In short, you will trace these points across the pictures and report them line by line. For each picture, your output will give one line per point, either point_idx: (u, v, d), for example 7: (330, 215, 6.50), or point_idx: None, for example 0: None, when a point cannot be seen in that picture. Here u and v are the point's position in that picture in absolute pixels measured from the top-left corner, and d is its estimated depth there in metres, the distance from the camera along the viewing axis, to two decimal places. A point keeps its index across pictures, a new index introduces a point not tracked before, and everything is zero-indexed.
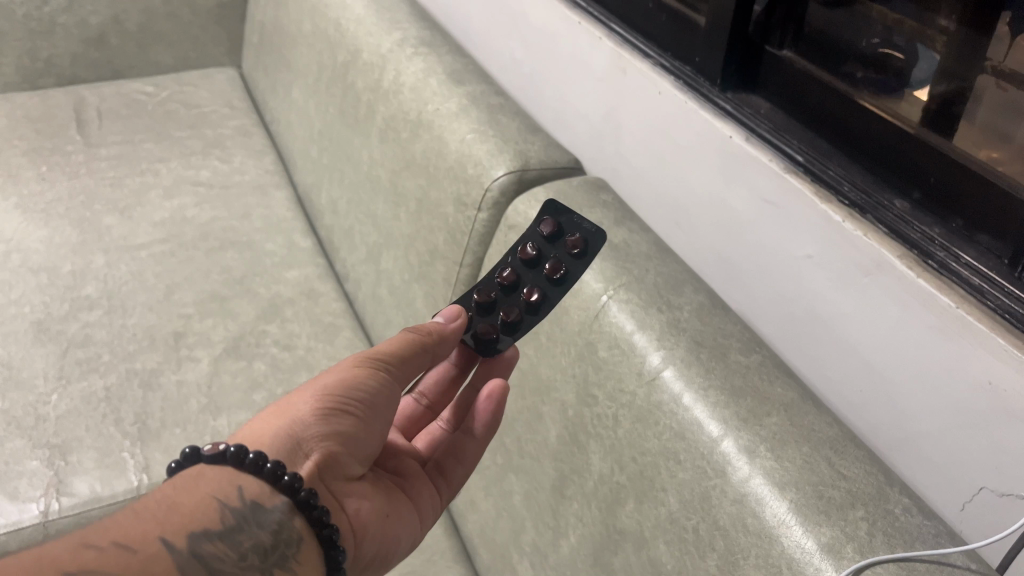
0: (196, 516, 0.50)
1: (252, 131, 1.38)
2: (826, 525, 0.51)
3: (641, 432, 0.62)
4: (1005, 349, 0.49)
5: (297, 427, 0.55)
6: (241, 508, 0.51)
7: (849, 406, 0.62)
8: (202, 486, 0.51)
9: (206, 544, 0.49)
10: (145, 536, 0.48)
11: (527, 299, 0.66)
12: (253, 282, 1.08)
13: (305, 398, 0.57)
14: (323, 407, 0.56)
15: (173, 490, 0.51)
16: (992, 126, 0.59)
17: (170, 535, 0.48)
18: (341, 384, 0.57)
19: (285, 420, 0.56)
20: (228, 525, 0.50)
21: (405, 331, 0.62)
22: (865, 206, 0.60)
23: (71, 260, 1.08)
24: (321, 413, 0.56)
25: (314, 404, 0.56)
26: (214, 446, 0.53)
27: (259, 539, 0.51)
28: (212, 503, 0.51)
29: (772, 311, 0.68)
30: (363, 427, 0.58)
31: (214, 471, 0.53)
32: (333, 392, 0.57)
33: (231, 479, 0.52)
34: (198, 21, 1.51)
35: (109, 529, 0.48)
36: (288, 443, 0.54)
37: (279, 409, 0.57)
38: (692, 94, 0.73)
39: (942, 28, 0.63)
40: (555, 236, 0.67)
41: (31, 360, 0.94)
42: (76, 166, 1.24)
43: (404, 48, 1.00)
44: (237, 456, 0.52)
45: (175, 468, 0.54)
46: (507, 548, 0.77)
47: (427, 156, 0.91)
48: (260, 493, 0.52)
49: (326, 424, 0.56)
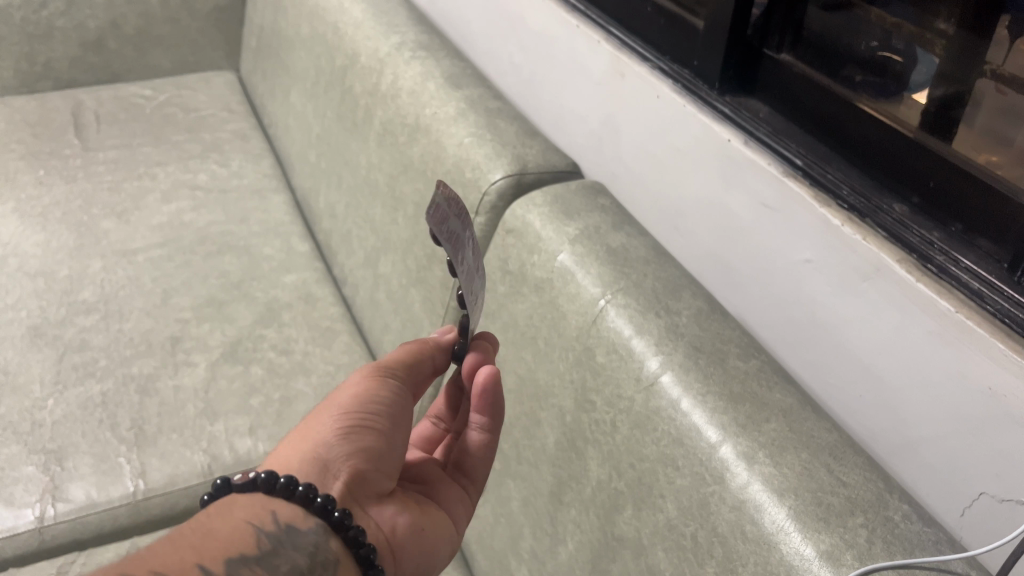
0: (232, 543, 0.49)
1: (250, 135, 1.38)
2: (825, 532, 0.51)
3: (639, 438, 0.62)
4: (1006, 354, 0.49)
5: (320, 448, 0.54)
6: (276, 531, 0.51)
7: (849, 412, 0.62)
8: (236, 512, 0.51)
9: (243, 569, 0.48)
10: (183, 562, 0.47)
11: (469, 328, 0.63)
12: (251, 286, 1.08)
13: (322, 421, 0.56)
14: (343, 425, 0.55)
15: (207, 518, 0.51)
16: (991, 129, 0.59)
17: (207, 563, 0.47)
18: (355, 399, 0.56)
19: (311, 445, 0.54)
20: (264, 550, 0.50)
21: (405, 344, 0.62)
22: (863, 210, 0.59)
23: (68, 264, 1.08)
24: (343, 432, 0.55)
25: (334, 425, 0.55)
26: (244, 474, 0.53)
27: (295, 562, 0.50)
28: (247, 529, 0.50)
29: (773, 317, 0.68)
30: (385, 440, 0.56)
31: (245, 498, 0.52)
32: (348, 409, 0.56)
33: (264, 504, 0.52)
34: (197, 25, 1.51)
35: (144, 560, 0.46)
36: (315, 465, 0.54)
37: (298, 436, 0.56)
38: (690, 98, 0.73)
39: (942, 32, 0.62)
40: None
41: (28, 365, 0.94)
42: (73, 170, 1.24)
43: (401, 52, 0.99)
44: (268, 481, 0.52)
45: (208, 499, 0.54)
46: (505, 554, 0.77)
47: (425, 160, 0.91)
48: (293, 516, 0.52)
49: (348, 441, 0.55)
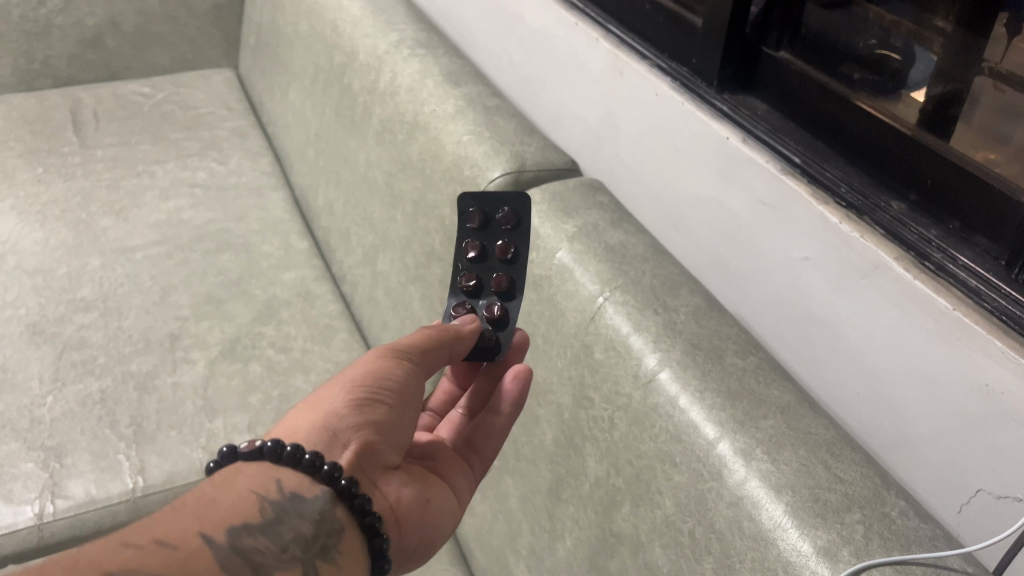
0: (235, 511, 0.48)
1: (249, 133, 1.38)
2: (822, 528, 0.51)
3: (637, 435, 0.62)
4: (1004, 351, 0.49)
5: (331, 417, 0.54)
6: (280, 500, 0.50)
7: (846, 408, 0.62)
8: (240, 482, 0.50)
9: (246, 538, 0.47)
10: (185, 532, 0.46)
11: (495, 287, 0.68)
12: (249, 284, 1.08)
13: (335, 393, 0.56)
14: (356, 397, 0.55)
15: (211, 488, 0.50)
16: (988, 127, 0.59)
17: (210, 531, 0.46)
18: (369, 374, 0.56)
19: (320, 414, 0.54)
20: (267, 518, 0.49)
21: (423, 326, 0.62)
22: (862, 207, 0.60)
23: (66, 262, 1.08)
24: (354, 404, 0.55)
25: (346, 397, 0.55)
26: (250, 443, 0.52)
27: (300, 530, 0.49)
28: (251, 497, 0.49)
29: (771, 313, 0.68)
30: (397, 414, 0.57)
31: (251, 467, 0.51)
32: (362, 382, 0.56)
33: (270, 473, 0.51)
34: (195, 22, 1.50)
35: (147, 528, 0.46)
36: (326, 433, 0.53)
37: (310, 406, 0.56)
38: (688, 96, 0.73)
39: (940, 30, 0.63)
40: (481, 259, 0.69)
41: (27, 363, 0.94)
42: (72, 167, 1.24)
43: (400, 49, 0.99)
44: (275, 450, 0.51)
45: (213, 468, 0.53)
46: (503, 551, 0.77)
47: (424, 158, 0.91)
48: (299, 484, 0.51)
49: (360, 413, 0.55)
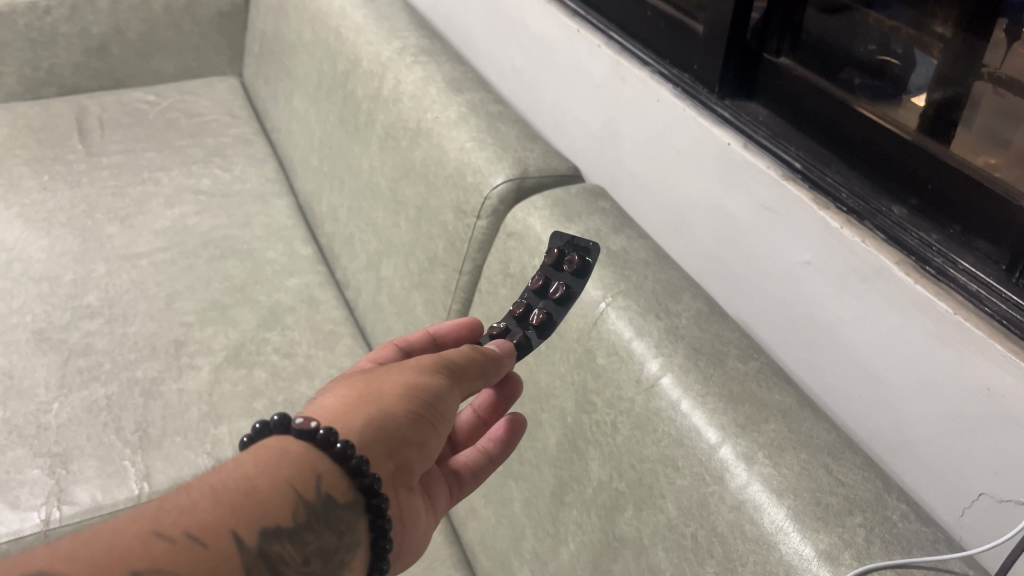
0: (272, 508, 0.47)
1: (253, 140, 1.39)
2: (824, 531, 0.51)
3: (640, 439, 0.62)
4: (1005, 355, 0.49)
5: (387, 423, 0.53)
6: (315, 503, 0.48)
7: (847, 410, 0.62)
8: (282, 469, 0.48)
9: (274, 543, 0.46)
10: (217, 527, 0.45)
11: (553, 293, 0.69)
12: (254, 290, 1.08)
13: (393, 400, 0.54)
14: (412, 411, 0.54)
15: (255, 471, 0.48)
16: (989, 131, 0.59)
17: (242, 529, 0.45)
18: (427, 387, 0.55)
19: (375, 414, 0.53)
20: (298, 523, 0.47)
21: (465, 346, 0.60)
22: (862, 212, 0.60)
23: (73, 268, 1.08)
24: (408, 416, 0.54)
25: (403, 405, 0.54)
26: (306, 421, 0.50)
27: (324, 543, 0.48)
28: (289, 493, 0.48)
29: (772, 318, 0.68)
30: (436, 434, 0.56)
31: (298, 449, 0.49)
32: (420, 395, 0.55)
33: (313, 466, 0.49)
34: (199, 30, 1.51)
35: (183, 513, 0.45)
36: (378, 440, 0.52)
37: (365, 399, 0.54)
38: (689, 102, 0.73)
39: (939, 35, 0.62)
40: (557, 263, 0.71)
41: (33, 369, 0.94)
42: (78, 175, 1.25)
43: (404, 56, 1.00)
44: (326, 439, 0.49)
45: (261, 430, 0.51)
46: (507, 555, 0.78)
47: (427, 164, 0.91)
48: (336, 487, 0.49)
49: (410, 427, 0.54)
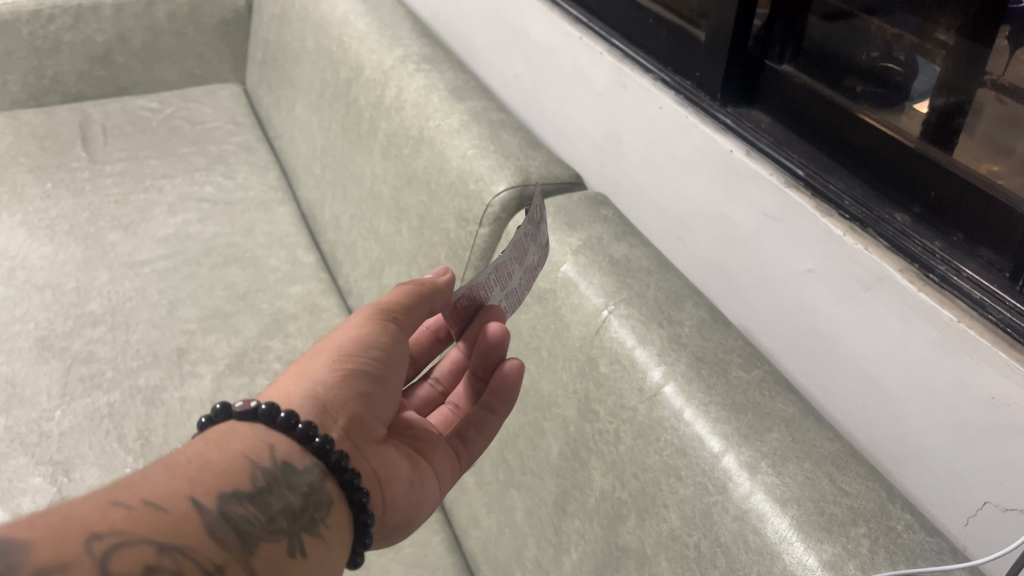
0: (228, 475, 0.48)
1: (255, 147, 1.39)
2: (828, 542, 0.51)
3: (641, 449, 0.62)
4: (1008, 363, 0.49)
5: (321, 389, 0.54)
6: (272, 469, 0.50)
7: (850, 418, 0.62)
8: (232, 444, 0.50)
9: (235, 506, 0.47)
10: (176, 494, 0.45)
11: None
12: (256, 297, 1.09)
13: (325, 360, 0.56)
14: (342, 368, 0.55)
15: (206, 448, 0.49)
16: (992, 139, 0.59)
17: (200, 495, 0.46)
18: (355, 342, 0.56)
19: (308, 384, 0.54)
20: (258, 487, 0.48)
21: (400, 285, 0.61)
22: (865, 219, 0.60)
23: (76, 276, 1.09)
24: (341, 375, 0.55)
25: (333, 367, 0.55)
26: (246, 405, 0.53)
27: (289, 502, 0.49)
28: (243, 463, 0.49)
29: (773, 326, 0.68)
30: (382, 387, 0.57)
31: (244, 429, 0.51)
32: (348, 352, 0.56)
33: (262, 438, 0.51)
34: (202, 38, 1.52)
35: (136, 487, 0.45)
36: (317, 406, 0.53)
37: (299, 372, 0.56)
38: (692, 110, 0.73)
39: (941, 43, 0.61)
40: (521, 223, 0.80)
41: (35, 377, 0.94)
42: (82, 182, 1.25)
43: (406, 64, 1.00)
44: (269, 414, 0.51)
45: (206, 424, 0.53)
46: (508, 564, 0.77)
47: (429, 172, 0.91)
48: (292, 454, 0.51)
49: (347, 385, 0.55)
